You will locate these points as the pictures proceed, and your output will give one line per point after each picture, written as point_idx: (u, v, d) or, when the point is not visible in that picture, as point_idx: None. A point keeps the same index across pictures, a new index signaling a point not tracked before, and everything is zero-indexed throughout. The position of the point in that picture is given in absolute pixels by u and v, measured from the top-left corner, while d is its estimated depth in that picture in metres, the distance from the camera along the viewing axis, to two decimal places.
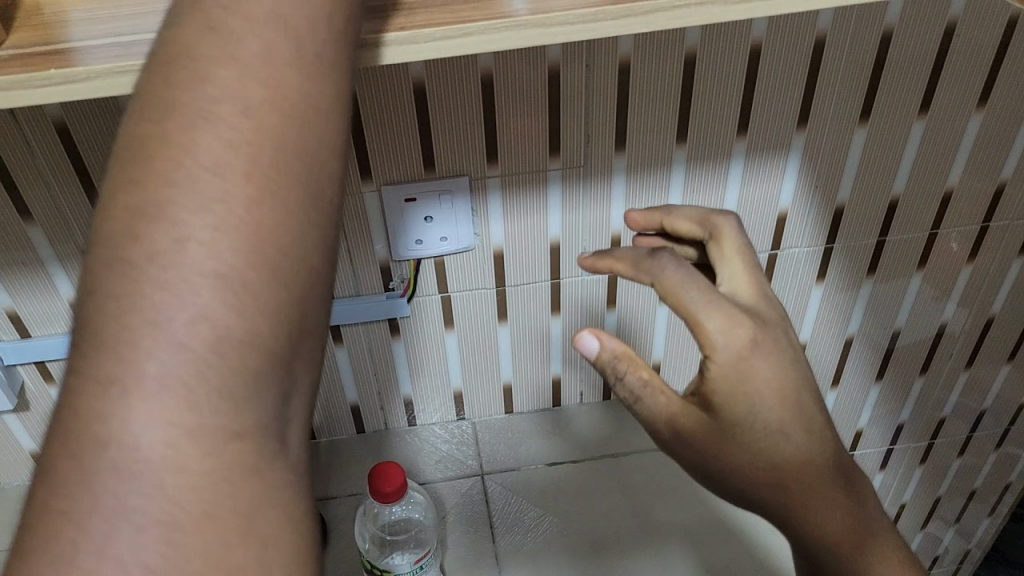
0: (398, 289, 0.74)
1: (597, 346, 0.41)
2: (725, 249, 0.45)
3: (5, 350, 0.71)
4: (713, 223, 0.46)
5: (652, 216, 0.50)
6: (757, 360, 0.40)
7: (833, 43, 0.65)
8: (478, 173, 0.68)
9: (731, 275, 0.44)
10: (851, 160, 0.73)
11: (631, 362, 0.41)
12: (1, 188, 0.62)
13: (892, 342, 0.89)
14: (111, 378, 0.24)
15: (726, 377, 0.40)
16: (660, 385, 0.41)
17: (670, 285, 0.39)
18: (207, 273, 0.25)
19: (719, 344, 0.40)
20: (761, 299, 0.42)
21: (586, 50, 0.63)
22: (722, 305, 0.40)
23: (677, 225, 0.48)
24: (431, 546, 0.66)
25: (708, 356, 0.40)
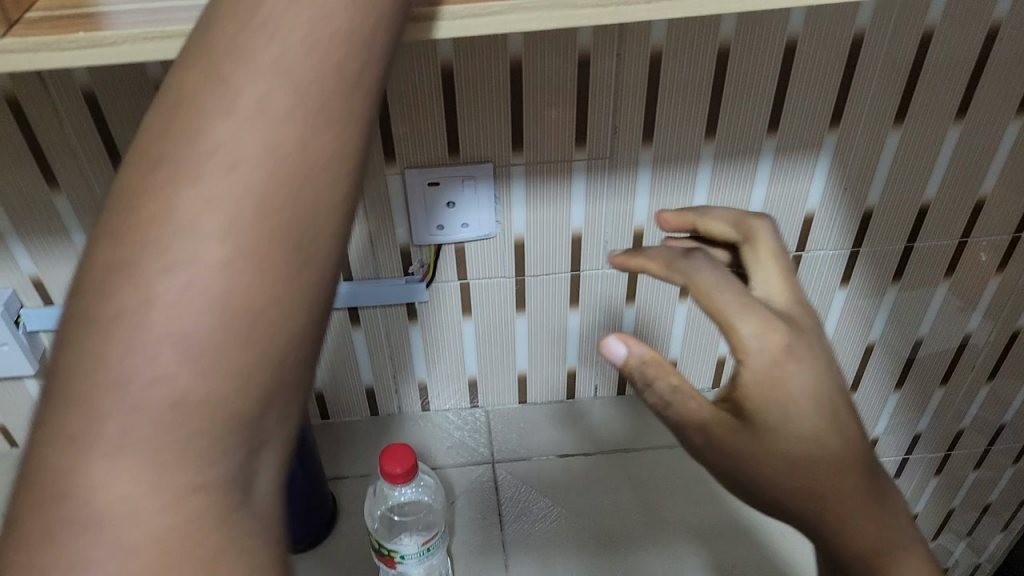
0: (417, 274, 0.74)
1: (624, 351, 0.40)
2: (760, 252, 0.44)
3: (28, 316, 0.72)
4: (749, 225, 0.45)
5: (684, 218, 0.47)
6: (792, 367, 0.38)
7: (871, 41, 0.64)
8: (502, 159, 0.68)
9: (767, 277, 0.43)
10: (882, 162, 0.72)
11: (659, 366, 0.39)
12: (29, 154, 0.63)
13: (915, 350, 0.88)
14: (122, 357, 0.23)
15: (760, 384, 0.38)
16: (691, 391, 0.39)
17: (704, 288, 0.39)
18: (227, 255, 0.24)
19: (754, 348, 0.38)
20: (797, 304, 0.41)
21: (617, 39, 0.62)
22: (757, 309, 0.39)
23: (711, 228, 0.46)
24: (438, 528, 0.66)
25: (740, 360, 0.38)
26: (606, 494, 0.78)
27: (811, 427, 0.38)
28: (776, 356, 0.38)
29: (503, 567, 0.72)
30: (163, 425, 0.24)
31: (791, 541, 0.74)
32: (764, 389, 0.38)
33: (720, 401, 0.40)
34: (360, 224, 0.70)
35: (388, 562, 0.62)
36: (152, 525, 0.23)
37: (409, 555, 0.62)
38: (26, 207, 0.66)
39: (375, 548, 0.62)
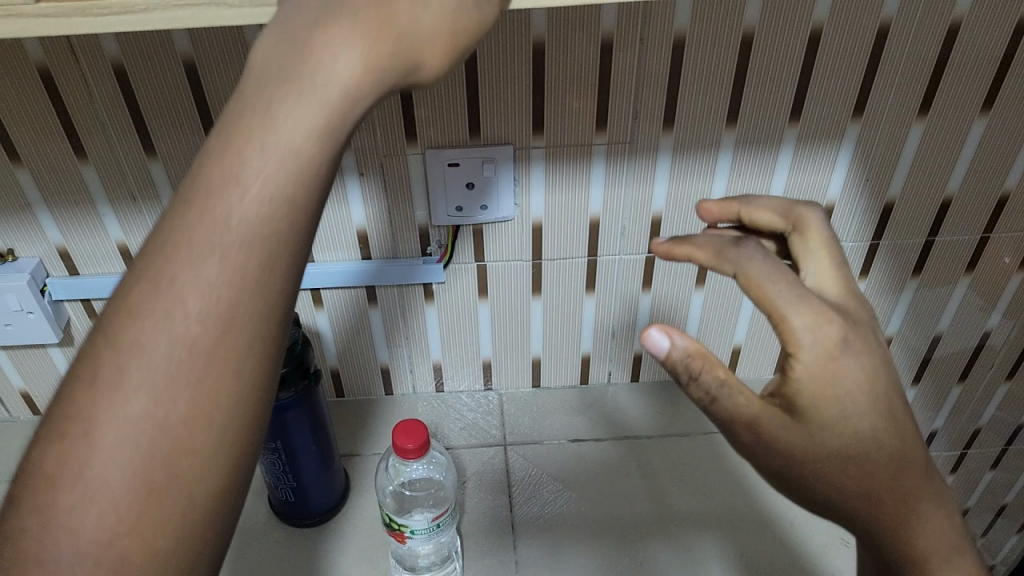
0: (435, 254, 0.75)
1: (668, 345, 0.38)
2: (812, 242, 0.42)
3: (53, 285, 0.73)
4: (798, 214, 0.43)
5: (728, 206, 0.44)
6: (848, 361, 0.37)
7: (898, 30, 0.63)
8: (523, 142, 0.68)
9: (818, 269, 0.41)
10: (905, 154, 0.71)
11: (706, 360, 0.38)
12: (57, 124, 0.64)
13: (932, 346, 0.87)
14: (159, 317, 0.28)
15: (815, 379, 0.37)
16: (739, 385, 0.38)
17: (757, 280, 0.37)
18: (250, 237, 0.28)
19: (806, 342, 0.37)
20: (851, 297, 0.40)
21: (641, 23, 0.62)
22: (811, 303, 0.37)
23: (757, 216, 0.44)
24: (448, 505, 0.66)
25: (792, 354, 0.37)
26: (616, 480, 0.78)
27: (838, 410, 0.37)
28: (830, 350, 0.37)
29: (512, 548, 0.72)
30: (170, 372, 0.28)
31: (801, 532, 0.74)
32: (820, 384, 0.37)
33: (768, 396, 0.39)
34: (379, 202, 0.71)
35: (398, 536, 0.63)
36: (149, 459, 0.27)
37: (418, 530, 0.62)
38: (54, 177, 0.67)
39: (385, 523, 0.63)
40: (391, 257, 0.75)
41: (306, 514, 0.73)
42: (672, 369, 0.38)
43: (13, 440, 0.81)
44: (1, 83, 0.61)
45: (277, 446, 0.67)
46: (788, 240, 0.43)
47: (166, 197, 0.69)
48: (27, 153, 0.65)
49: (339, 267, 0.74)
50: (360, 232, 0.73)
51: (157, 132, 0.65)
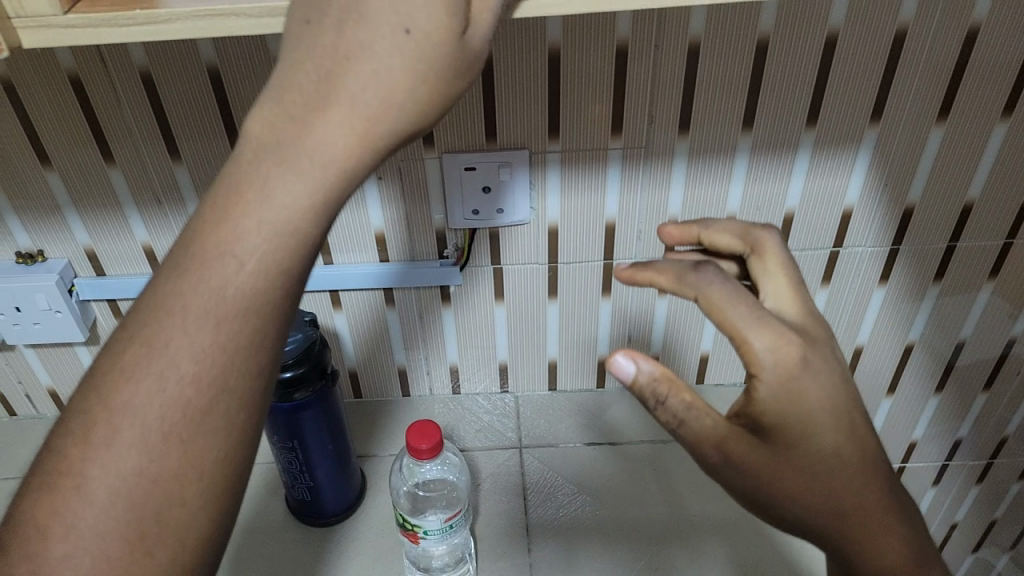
0: (452, 257, 0.76)
1: (633, 370, 0.38)
2: (768, 263, 0.43)
3: (81, 286, 0.74)
4: (755, 236, 0.44)
5: (688, 230, 0.46)
6: (810, 380, 0.38)
7: (915, 36, 0.63)
8: (539, 147, 0.69)
9: (776, 289, 0.42)
10: (924, 159, 0.71)
11: (671, 385, 0.38)
12: (85, 129, 0.66)
13: (955, 353, 0.86)
14: (169, 331, 0.30)
15: (775, 401, 0.38)
16: (705, 408, 0.38)
17: (718, 305, 0.37)
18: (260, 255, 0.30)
19: (767, 364, 0.37)
20: (809, 316, 0.41)
21: (656, 29, 0.62)
22: (771, 325, 0.38)
23: (716, 239, 0.46)
24: (461, 506, 0.66)
25: (754, 376, 0.38)
26: (631, 486, 0.78)
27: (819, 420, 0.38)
28: (789, 371, 0.37)
29: (525, 551, 0.72)
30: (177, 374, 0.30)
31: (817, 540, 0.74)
32: (782, 404, 0.38)
33: (733, 417, 0.40)
34: (396, 205, 0.72)
35: (411, 537, 0.63)
36: (159, 457, 0.29)
37: (431, 531, 0.62)
38: (81, 180, 0.69)
39: (399, 523, 0.64)
40: (409, 259, 0.76)
41: (323, 514, 0.75)
42: (638, 392, 0.39)
43: (41, 438, 0.83)
44: (34, 90, 0.63)
45: (294, 445, 0.69)
46: (747, 262, 0.44)
47: (190, 200, 0.71)
48: (57, 157, 0.67)
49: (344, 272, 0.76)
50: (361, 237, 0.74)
51: (182, 137, 0.67)
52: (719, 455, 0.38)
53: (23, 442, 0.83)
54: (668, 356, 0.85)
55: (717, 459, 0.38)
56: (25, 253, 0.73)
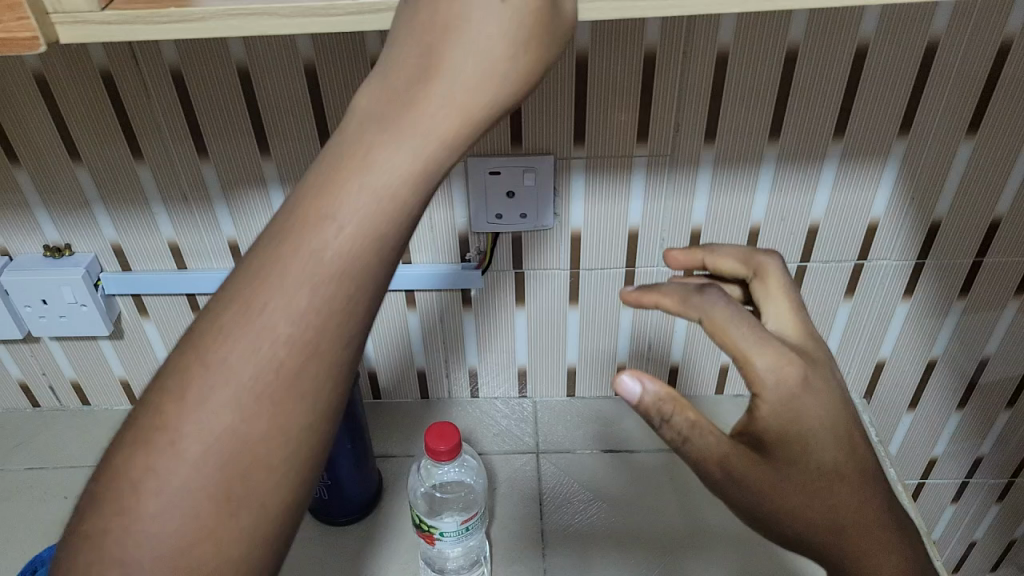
0: (474, 261, 0.76)
1: (639, 387, 0.38)
2: (771, 287, 0.43)
3: (107, 280, 0.75)
4: (757, 261, 0.44)
5: (692, 255, 0.45)
6: (812, 401, 0.38)
7: (946, 48, 0.63)
8: (564, 152, 0.69)
9: (779, 313, 0.42)
10: (952, 173, 0.70)
11: (676, 403, 0.38)
12: (116, 126, 0.67)
13: (978, 369, 0.85)
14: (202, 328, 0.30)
15: (779, 419, 0.37)
16: (708, 426, 0.38)
17: (721, 325, 0.37)
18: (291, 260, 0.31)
19: (768, 383, 0.37)
20: (810, 338, 0.41)
21: (685, 37, 0.62)
22: (771, 342, 0.37)
23: (718, 264, 0.45)
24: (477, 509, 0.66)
25: (756, 395, 0.37)
26: (646, 494, 0.78)
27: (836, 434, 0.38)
28: (792, 390, 0.37)
29: (539, 557, 0.72)
30: None
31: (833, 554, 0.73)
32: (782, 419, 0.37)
33: (737, 435, 0.39)
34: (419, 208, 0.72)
35: (427, 538, 0.63)
36: None
37: (447, 533, 0.62)
38: (111, 177, 0.70)
39: (415, 524, 0.64)
40: (432, 262, 0.76)
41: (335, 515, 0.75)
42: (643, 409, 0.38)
43: (63, 430, 0.84)
44: (68, 86, 0.64)
45: None
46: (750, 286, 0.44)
47: (216, 198, 0.71)
48: (87, 153, 0.68)
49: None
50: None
51: (210, 135, 0.67)
52: (722, 472, 0.38)
53: (46, 434, 0.84)
54: (688, 365, 0.85)
55: (720, 476, 0.38)
56: (52, 247, 0.74)
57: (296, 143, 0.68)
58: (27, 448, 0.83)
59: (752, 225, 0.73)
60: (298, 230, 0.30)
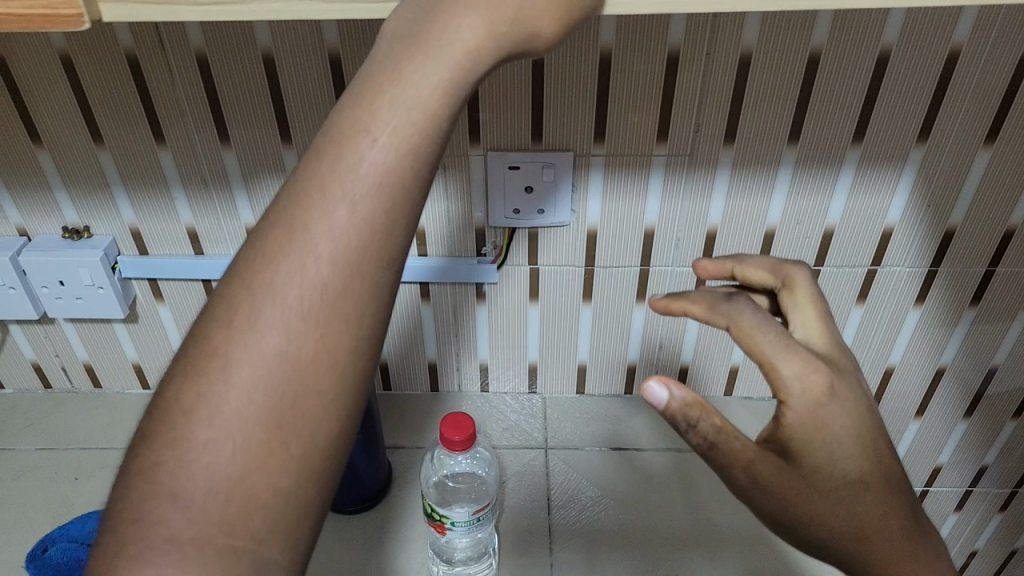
0: (490, 255, 0.76)
1: (666, 392, 0.38)
2: (799, 299, 0.43)
3: (124, 263, 0.75)
4: (786, 272, 0.44)
5: (722, 264, 0.45)
6: (835, 408, 0.38)
7: (967, 57, 0.63)
8: (584, 149, 0.69)
9: (804, 322, 0.42)
10: (968, 182, 0.70)
11: (703, 409, 0.38)
12: (140, 110, 0.67)
13: (987, 379, 0.85)
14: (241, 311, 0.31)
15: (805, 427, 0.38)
16: (734, 430, 0.39)
17: (748, 332, 0.38)
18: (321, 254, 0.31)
19: (794, 390, 0.38)
20: (836, 348, 0.41)
21: (709, 38, 0.63)
22: (796, 350, 0.38)
23: (747, 274, 0.45)
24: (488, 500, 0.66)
25: (782, 401, 0.38)
26: (654, 493, 0.78)
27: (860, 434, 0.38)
28: (818, 398, 0.38)
29: (547, 551, 0.73)
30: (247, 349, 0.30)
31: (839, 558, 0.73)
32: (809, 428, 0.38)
33: (762, 442, 0.40)
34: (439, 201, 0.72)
35: (438, 527, 0.63)
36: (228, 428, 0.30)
37: (458, 522, 0.63)
38: (132, 160, 0.70)
39: (427, 512, 0.64)
40: (448, 256, 0.76)
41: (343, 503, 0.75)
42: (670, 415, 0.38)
43: (75, 412, 0.85)
44: (94, 69, 0.65)
45: None
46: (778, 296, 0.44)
47: (236, 185, 0.72)
48: (109, 135, 0.68)
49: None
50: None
51: (232, 121, 0.68)
52: (748, 477, 0.38)
53: (58, 415, 0.84)
54: (698, 366, 0.85)
55: (745, 480, 0.39)
56: (71, 228, 0.74)
57: (318, 132, 0.68)
58: (38, 429, 0.83)
59: (768, 228, 0.74)
60: (331, 218, 0.31)
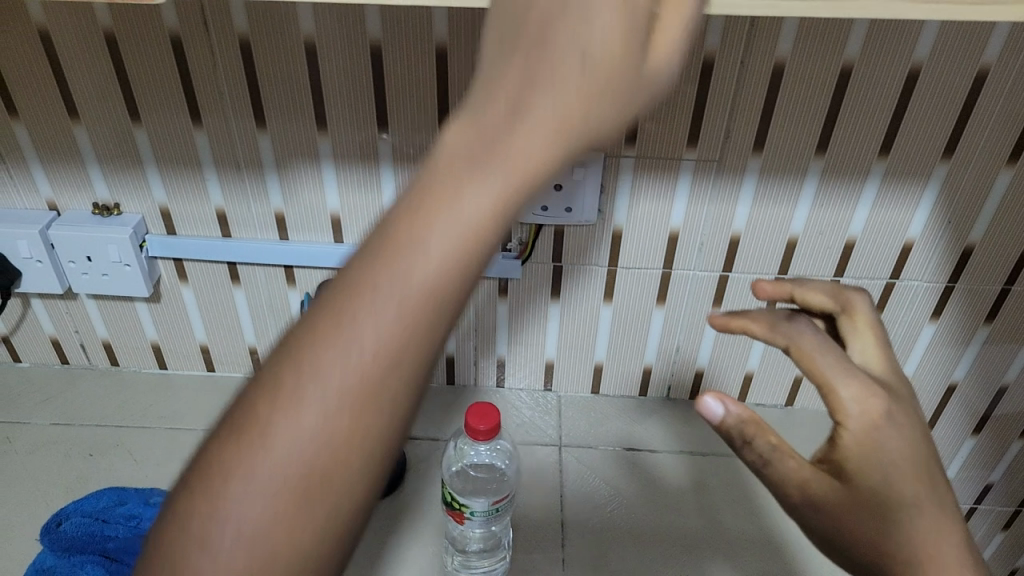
0: (515, 251, 0.77)
1: (719, 407, 0.40)
2: (859, 324, 0.44)
3: (151, 242, 0.76)
4: (847, 298, 0.45)
5: (782, 286, 0.46)
6: (892, 433, 0.39)
7: (996, 77, 0.64)
8: (615, 150, 0.70)
9: (864, 348, 0.43)
10: (990, 200, 0.71)
11: (757, 426, 0.40)
12: (180, 91, 0.68)
13: (997, 396, 0.86)
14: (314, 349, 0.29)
15: (859, 447, 0.39)
16: (791, 450, 0.40)
17: (808, 352, 0.40)
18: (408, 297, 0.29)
19: (852, 412, 0.39)
20: (894, 374, 0.42)
21: (744, 46, 0.64)
22: (857, 374, 0.40)
23: (808, 297, 0.46)
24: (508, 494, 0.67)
25: (840, 423, 0.40)
26: (666, 495, 0.79)
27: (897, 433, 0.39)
28: (875, 420, 0.39)
29: (560, 547, 0.73)
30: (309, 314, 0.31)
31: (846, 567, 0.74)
32: (865, 453, 0.39)
33: (817, 461, 0.41)
34: None
35: (457, 516, 0.64)
36: None
37: (477, 511, 0.63)
38: (167, 140, 0.71)
39: (446, 501, 0.64)
40: None
41: None
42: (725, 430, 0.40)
43: (91, 389, 0.85)
44: (136, 48, 0.65)
45: None
46: (836, 320, 0.45)
47: (270, 170, 0.73)
48: (146, 114, 0.69)
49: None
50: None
51: (270, 107, 0.68)
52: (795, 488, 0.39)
53: (73, 392, 0.84)
54: (713, 370, 0.86)
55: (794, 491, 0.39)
56: (102, 206, 0.75)
57: (353, 121, 0.69)
58: (53, 404, 0.83)
59: (791, 237, 0.75)
60: (418, 261, 0.29)
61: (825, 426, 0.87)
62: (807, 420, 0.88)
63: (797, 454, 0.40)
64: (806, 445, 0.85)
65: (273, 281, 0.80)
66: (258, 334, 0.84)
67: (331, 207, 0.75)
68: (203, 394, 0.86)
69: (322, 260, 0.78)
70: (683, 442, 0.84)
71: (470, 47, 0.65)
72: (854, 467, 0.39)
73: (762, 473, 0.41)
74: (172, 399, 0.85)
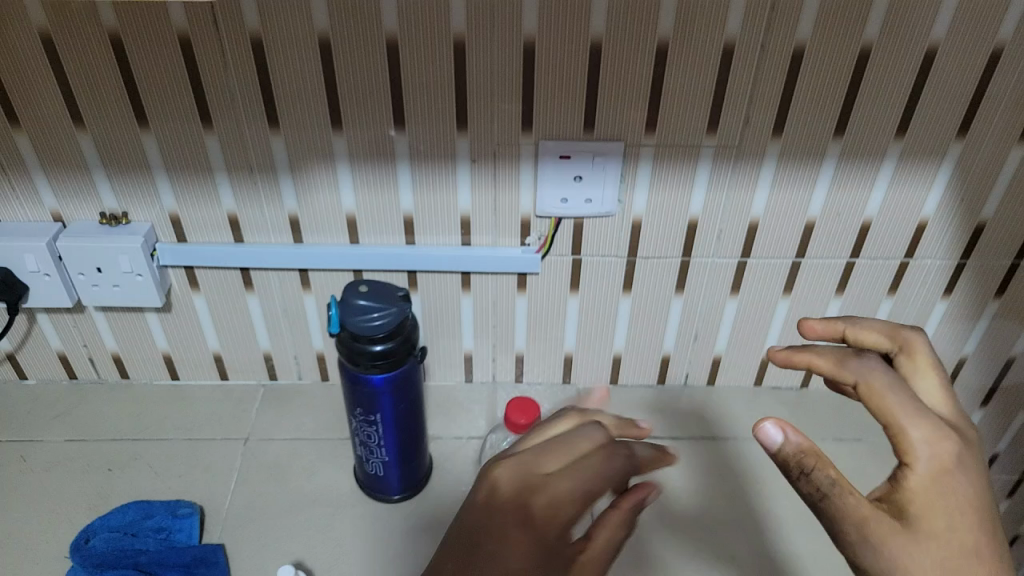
0: (534, 245, 0.77)
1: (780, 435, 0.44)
2: (920, 365, 0.47)
3: (162, 250, 0.74)
4: (904, 336, 0.49)
5: (835, 326, 0.50)
6: (961, 477, 0.43)
7: (1011, 54, 0.65)
8: (634, 140, 0.70)
9: (928, 389, 0.47)
10: (1003, 176, 0.72)
11: (817, 459, 0.44)
12: (190, 94, 0.65)
13: (1005, 369, 0.87)
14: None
15: (927, 489, 0.42)
16: (849, 487, 0.43)
17: (880, 390, 0.45)
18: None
19: (922, 454, 0.43)
20: (960, 417, 0.46)
21: (763, 32, 0.64)
22: (930, 419, 0.44)
23: (861, 336, 0.50)
24: None
25: (907, 464, 0.43)
26: (691, 481, 0.80)
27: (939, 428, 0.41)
28: (945, 464, 0.43)
29: None
30: None
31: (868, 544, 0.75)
32: (930, 491, 0.42)
33: (877, 500, 0.44)
34: (487, 188, 0.72)
35: None
36: None
37: None
38: (177, 145, 0.68)
39: None
40: (492, 245, 0.77)
41: (390, 491, 0.77)
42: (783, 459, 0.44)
43: (105, 404, 0.84)
44: (145, 51, 0.63)
45: (376, 419, 0.70)
46: (897, 359, 0.48)
47: (283, 172, 0.71)
48: (153, 118, 0.67)
49: (402, 254, 0.76)
50: (408, 217, 0.75)
51: (283, 108, 0.67)
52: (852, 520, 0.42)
53: (86, 408, 0.83)
54: (731, 356, 0.87)
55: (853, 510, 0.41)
56: (109, 215, 0.72)
57: (369, 119, 0.68)
58: (68, 420, 0.82)
59: (808, 220, 0.75)
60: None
61: (839, 405, 0.89)
62: (822, 401, 0.89)
63: (854, 490, 0.43)
64: (822, 424, 0.87)
65: (288, 286, 0.79)
66: (275, 341, 0.84)
67: (347, 207, 0.74)
68: (221, 404, 0.86)
69: (338, 262, 0.76)
70: (702, 426, 0.86)
71: (488, 41, 0.64)
72: (915, 512, 0.42)
73: (817, 505, 0.44)
74: (190, 409, 0.85)
